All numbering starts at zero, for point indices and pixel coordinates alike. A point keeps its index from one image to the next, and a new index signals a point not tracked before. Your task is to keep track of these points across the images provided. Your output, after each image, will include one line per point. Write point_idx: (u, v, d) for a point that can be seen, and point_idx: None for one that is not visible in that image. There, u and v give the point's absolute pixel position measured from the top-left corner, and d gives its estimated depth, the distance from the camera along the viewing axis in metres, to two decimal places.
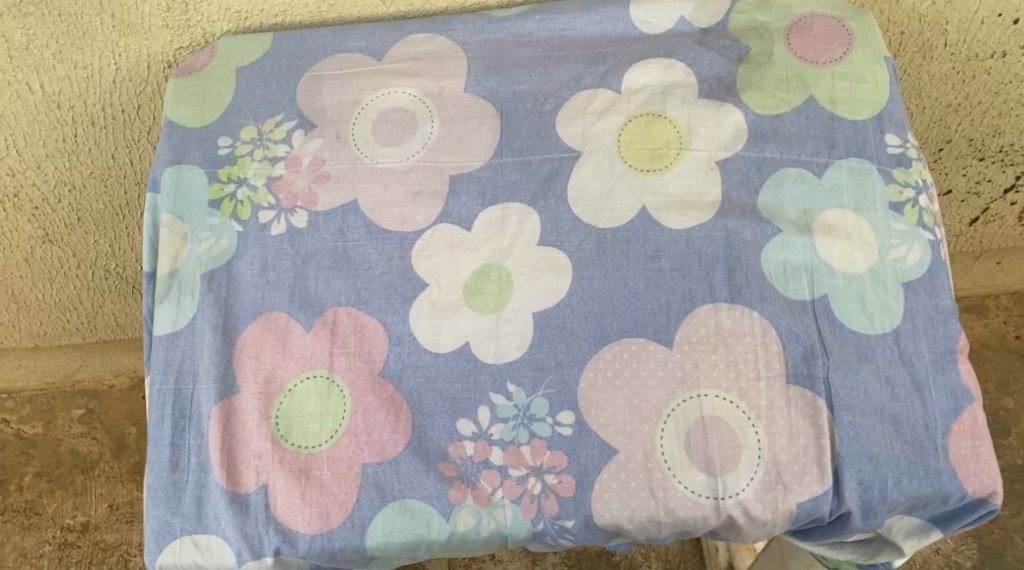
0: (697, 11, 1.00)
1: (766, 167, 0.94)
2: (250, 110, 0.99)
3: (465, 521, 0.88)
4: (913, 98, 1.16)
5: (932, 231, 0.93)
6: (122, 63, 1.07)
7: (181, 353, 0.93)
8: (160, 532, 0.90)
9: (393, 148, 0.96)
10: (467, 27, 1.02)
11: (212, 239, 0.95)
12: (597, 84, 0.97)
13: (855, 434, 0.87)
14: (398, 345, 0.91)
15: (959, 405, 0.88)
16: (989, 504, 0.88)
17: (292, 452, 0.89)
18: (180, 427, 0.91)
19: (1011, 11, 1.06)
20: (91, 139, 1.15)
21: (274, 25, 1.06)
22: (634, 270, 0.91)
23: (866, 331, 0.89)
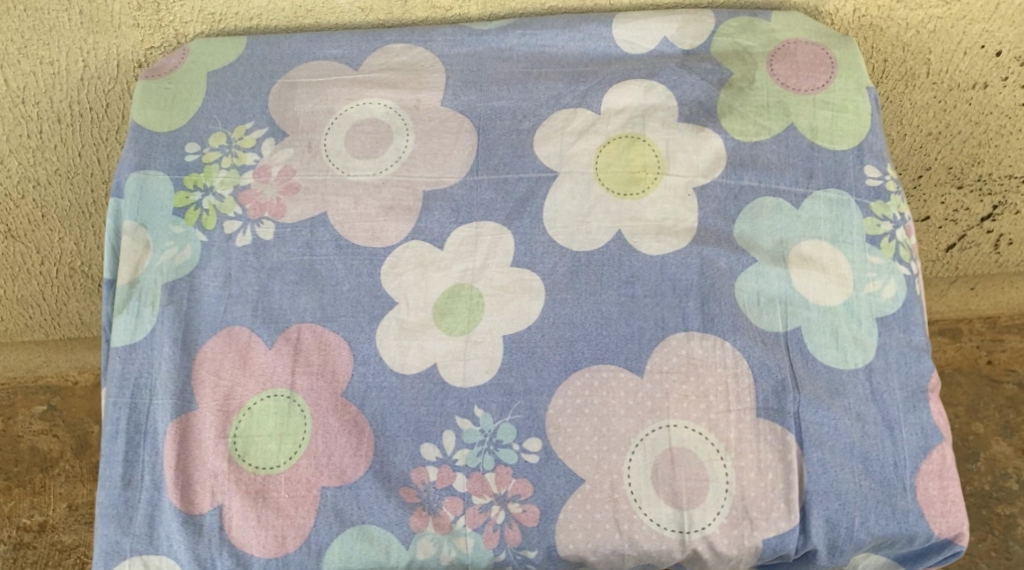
0: (680, 33, 0.99)
1: (744, 195, 0.92)
2: (221, 117, 0.97)
3: (426, 549, 0.87)
4: (894, 126, 1.15)
5: (908, 267, 0.92)
6: (90, 61, 1.04)
7: (138, 366, 0.90)
8: (108, 551, 0.88)
9: (365, 160, 0.94)
10: (446, 39, 1.00)
11: (175, 249, 0.92)
12: (577, 104, 0.96)
13: (824, 471, 0.86)
14: (364, 365, 0.89)
15: (929, 444, 0.88)
16: (955, 545, 0.88)
17: (249, 472, 0.87)
18: (135, 443, 0.89)
19: (995, 43, 1.05)
20: (57, 136, 1.12)
21: (248, 28, 1.03)
22: (608, 295, 0.89)
23: (839, 366, 0.88)
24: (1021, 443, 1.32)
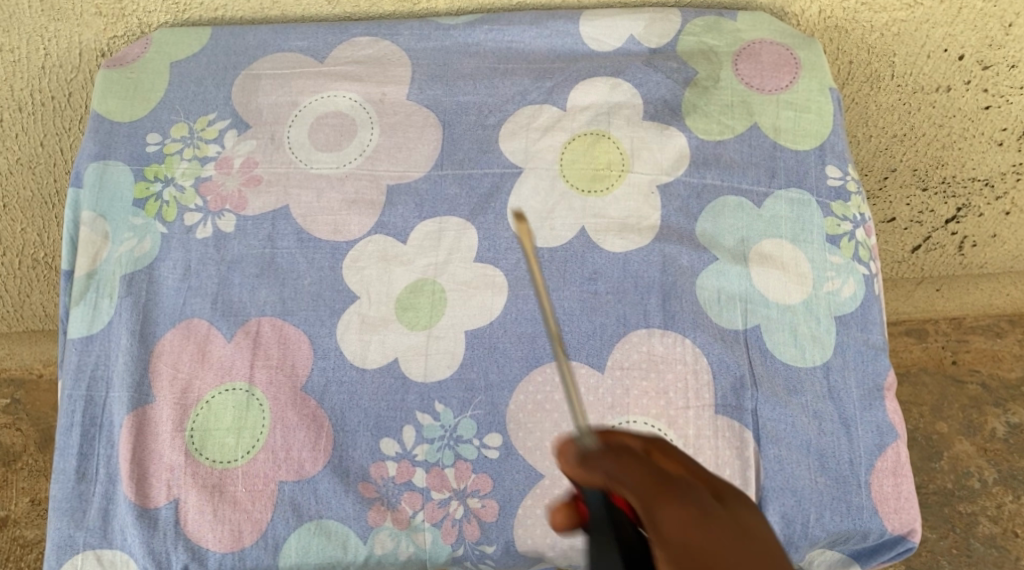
0: (646, 32, 0.99)
1: (706, 194, 0.93)
2: (183, 108, 0.96)
3: (384, 543, 0.87)
4: (859, 128, 1.16)
5: (867, 266, 0.93)
6: (52, 49, 1.03)
7: (95, 358, 0.90)
8: (62, 545, 0.87)
9: (329, 153, 0.94)
10: (413, 33, 0.99)
11: (134, 240, 0.92)
12: (542, 100, 0.95)
13: (780, 467, 0.87)
14: (324, 359, 0.88)
15: (885, 442, 0.89)
16: (908, 541, 0.89)
17: (206, 466, 0.87)
18: (90, 435, 0.89)
19: (958, 47, 1.06)
20: (18, 125, 1.10)
21: (213, 19, 1.02)
22: (570, 292, 0.90)
23: (798, 364, 0.89)
24: (983, 443, 1.32)
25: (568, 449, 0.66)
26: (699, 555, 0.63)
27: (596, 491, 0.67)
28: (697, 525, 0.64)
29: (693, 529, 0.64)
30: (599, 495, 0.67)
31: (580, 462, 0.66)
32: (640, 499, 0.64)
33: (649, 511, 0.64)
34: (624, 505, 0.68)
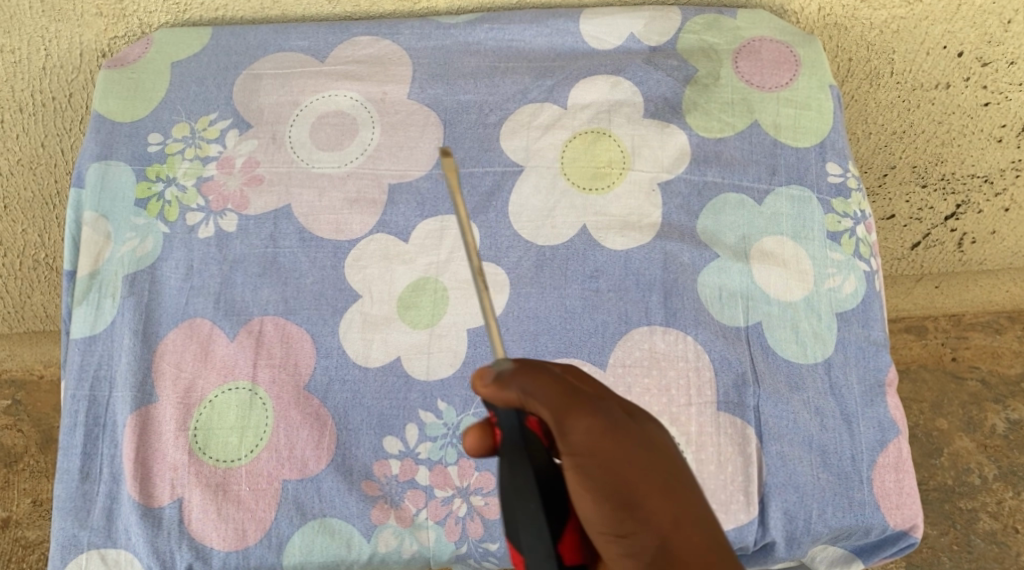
0: (647, 29, 0.98)
1: (707, 191, 0.93)
2: (184, 108, 0.96)
3: (388, 541, 0.87)
4: (859, 125, 1.16)
5: (868, 263, 0.93)
6: (52, 49, 1.03)
7: (98, 358, 0.90)
8: (66, 545, 0.87)
9: (330, 153, 0.94)
10: (413, 32, 0.99)
11: (137, 240, 0.92)
12: (543, 98, 0.95)
13: (782, 464, 0.87)
14: (327, 358, 0.89)
15: (886, 438, 0.89)
16: (910, 537, 0.89)
17: (210, 465, 0.87)
18: (93, 435, 0.89)
19: (957, 44, 1.06)
20: (19, 126, 1.09)
21: (214, 19, 1.03)
22: (572, 290, 0.90)
23: (799, 361, 0.89)
24: (983, 439, 1.32)
25: (486, 372, 0.71)
26: (602, 458, 0.73)
27: (510, 412, 0.72)
28: (602, 433, 0.73)
29: (598, 438, 0.73)
30: (513, 418, 0.72)
31: (499, 385, 0.71)
32: (552, 413, 0.72)
33: (560, 423, 0.72)
34: (533, 426, 0.73)
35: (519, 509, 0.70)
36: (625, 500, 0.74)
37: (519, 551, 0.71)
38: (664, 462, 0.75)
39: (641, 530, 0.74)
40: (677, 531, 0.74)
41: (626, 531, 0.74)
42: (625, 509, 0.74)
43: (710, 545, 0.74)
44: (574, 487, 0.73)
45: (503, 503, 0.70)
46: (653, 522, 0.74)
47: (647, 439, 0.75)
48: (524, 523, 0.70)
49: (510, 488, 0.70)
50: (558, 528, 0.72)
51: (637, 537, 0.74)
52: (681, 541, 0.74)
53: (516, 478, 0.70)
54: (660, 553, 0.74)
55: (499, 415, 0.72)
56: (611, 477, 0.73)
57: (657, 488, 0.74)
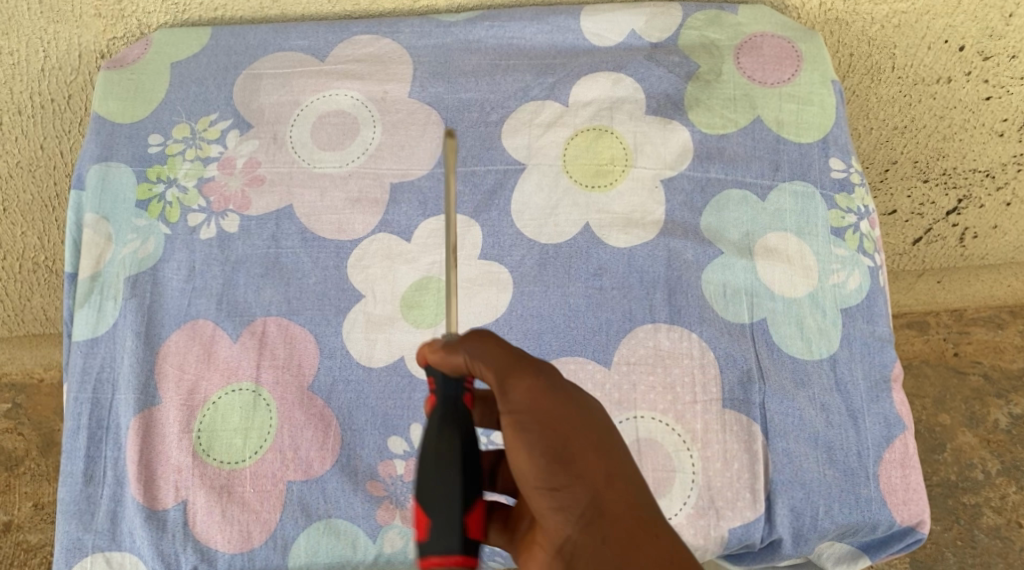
0: (648, 26, 0.98)
1: (710, 187, 0.93)
2: (184, 109, 0.96)
3: (393, 542, 0.87)
4: (860, 121, 1.15)
5: (872, 258, 0.93)
6: (51, 51, 1.02)
7: (100, 360, 0.90)
8: (70, 548, 0.87)
9: (332, 152, 0.93)
10: (414, 31, 0.98)
11: (138, 242, 0.92)
12: (545, 96, 0.95)
13: (789, 460, 0.86)
14: (330, 358, 0.88)
15: (891, 434, 0.88)
16: (917, 533, 0.88)
17: (214, 467, 0.86)
18: (96, 438, 0.88)
19: (958, 38, 1.06)
20: (18, 128, 1.08)
21: (213, 19, 1.02)
22: (575, 288, 0.90)
23: (805, 357, 0.89)
24: (986, 434, 1.31)
25: (437, 340, 0.75)
26: (541, 414, 0.73)
27: (456, 378, 0.74)
28: (544, 392, 0.73)
29: (540, 396, 0.73)
30: (455, 384, 0.74)
31: (446, 349, 0.74)
32: (494, 371, 0.73)
33: (501, 383, 0.73)
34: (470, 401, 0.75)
35: (437, 469, 0.71)
36: (560, 454, 0.72)
37: (426, 514, 0.70)
38: (603, 426, 0.74)
39: (576, 484, 0.72)
40: (609, 486, 0.72)
41: (560, 484, 0.72)
42: (561, 464, 0.72)
43: (639, 503, 0.72)
44: (511, 442, 0.73)
45: (421, 468, 0.71)
46: (587, 476, 0.72)
47: (589, 403, 0.74)
48: (438, 485, 0.70)
49: (432, 451, 0.71)
50: (471, 500, 0.71)
51: (571, 491, 0.72)
52: (612, 496, 0.72)
53: (438, 443, 0.72)
54: (591, 507, 0.72)
55: (439, 383, 0.74)
56: (548, 433, 0.73)
57: (591, 444, 0.73)
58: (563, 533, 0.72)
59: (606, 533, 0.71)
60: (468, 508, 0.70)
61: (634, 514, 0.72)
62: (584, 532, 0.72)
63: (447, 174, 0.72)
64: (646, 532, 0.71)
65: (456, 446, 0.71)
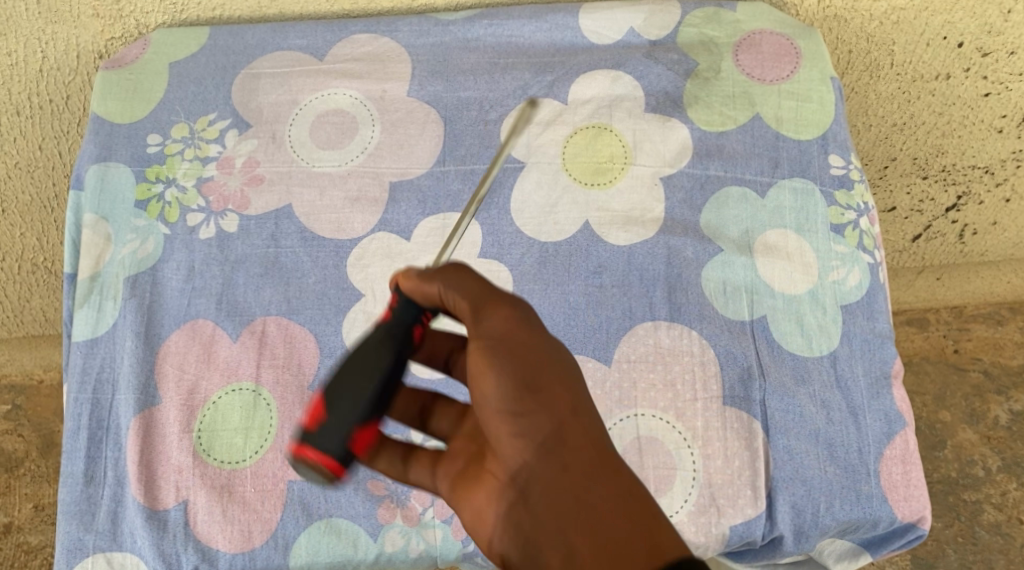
0: (646, 24, 0.98)
1: (710, 185, 0.93)
2: (183, 109, 0.95)
3: (394, 541, 0.86)
4: (859, 117, 1.15)
5: (872, 255, 0.92)
6: (49, 52, 1.02)
7: (100, 361, 0.90)
8: (71, 549, 0.86)
9: (331, 152, 0.94)
10: (412, 29, 0.98)
11: (137, 242, 0.92)
12: (544, 94, 0.95)
13: (790, 457, 0.86)
14: (330, 357, 0.88)
15: (892, 430, 0.88)
16: (918, 529, 0.88)
17: (215, 467, 0.86)
18: (97, 439, 0.88)
19: (957, 34, 1.06)
20: (16, 129, 1.08)
21: (211, 19, 1.02)
22: (575, 286, 0.90)
23: (805, 354, 0.89)
24: (987, 431, 1.31)
25: (413, 269, 0.76)
26: (512, 343, 0.72)
27: (427, 307, 0.76)
28: (518, 323, 0.72)
29: (514, 327, 0.72)
30: (416, 311, 0.76)
31: (422, 277, 0.75)
32: (469, 300, 0.73)
33: (475, 312, 0.73)
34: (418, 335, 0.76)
35: (356, 377, 0.74)
36: (528, 382, 0.71)
37: (325, 412, 0.73)
38: (571, 363, 0.73)
39: (538, 412, 0.71)
40: (573, 419, 0.72)
41: (524, 411, 0.71)
42: (528, 393, 0.71)
43: (600, 439, 0.72)
44: (478, 366, 0.72)
45: (345, 369, 0.74)
46: (551, 406, 0.71)
47: (559, 342, 0.74)
48: (349, 392, 0.73)
49: (360, 360, 0.74)
50: (370, 421, 0.74)
51: (534, 418, 0.71)
52: (575, 430, 0.71)
53: (371, 355, 0.74)
54: (553, 438, 0.71)
55: (400, 304, 0.76)
56: (517, 362, 0.72)
57: (559, 378, 0.72)
58: (520, 460, 0.72)
59: (566, 464, 0.71)
60: (364, 427, 0.73)
61: (594, 448, 0.71)
62: (542, 459, 0.71)
63: (508, 139, 0.81)
64: (605, 469, 0.71)
65: (384, 367, 0.74)
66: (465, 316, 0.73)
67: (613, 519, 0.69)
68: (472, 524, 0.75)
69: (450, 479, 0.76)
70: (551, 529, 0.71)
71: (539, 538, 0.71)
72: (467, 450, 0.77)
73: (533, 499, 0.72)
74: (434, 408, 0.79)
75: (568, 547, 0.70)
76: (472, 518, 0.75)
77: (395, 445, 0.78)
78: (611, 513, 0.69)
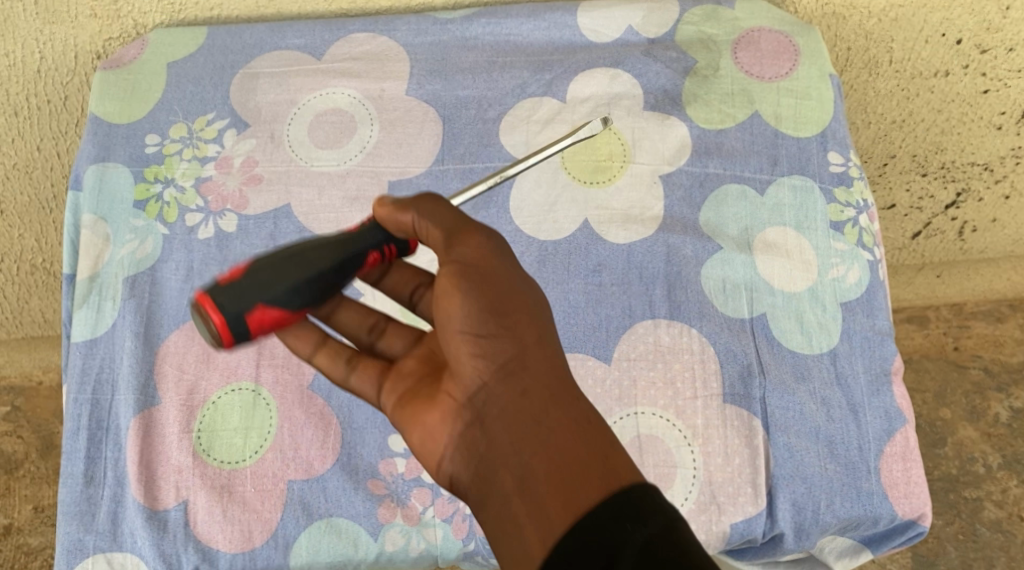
0: (645, 22, 0.98)
1: (709, 182, 0.92)
2: (181, 109, 0.95)
3: (395, 540, 0.86)
4: (858, 114, 1.15)
5: (872, 252, 0.92)
6: (47, 52, 1.02)
7: (99, 361, 0.89)
8: (72, 550, 0.86)
9: (329, 151, 0.93)
10: (410, 28, 0.98)
11: (136, 242, 0.91)
12: (543, 92, 0.95)
13: (790, 455, 0.86)
14: None
15: (892, 427, 0.88)
16: (918, 526, 0.88)
17: (214, 467, 0.86)
18: (96, 439, 0.88)
19: (955, 32, 1.06)
20: (14, 129, 1.07)
21: (209, 19, 1.02)
22: (575, 285, 0.90)
23: (805, 352, 0.89)
24: (987, 428, 1.30)
25: (388, 197, 0.77)
26: (480, 267, 0.73)
27: (398, 234, 0.77)
28: (490, 251, 0.74)
29: (486, 254, 0.74)
30: (380, 237, 0.77)
31: (396, 206, 0.76)
32: (442, 226, 0.74)
33: (448, 238, 0.74)
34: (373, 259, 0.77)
35: (292, 256, 0.74)
36: (495, 306, 0.72)
37: (245, 266, 0.73)
38: (540, 296, 0.75)
39: (503, 336, 0.72)
40: (537, 346, 0.73)
41: (488, 333, 0.72)
42: (493, 317, 0.72)
43: (561, 369, 0.73)
44: (444, 287, 0.73)
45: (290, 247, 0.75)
46: (516, 331, 0.72)
47: (529, 275, 0.75)
48: (276, 265, 0.73)
49: (306, 248, 0.75)
50: (279, 305, 0.73)
51: (498, 341, 0.72)
52: (537, 357, 0.72)
53: (317, 251, 0.75)
54: (516, 362, 0.72)
55: (368, 225, 0.77)
56: (484, 286, 0.73)
57: (527, 307, 0.73)
58: (478, 380, 0.73)
59: (526, 389, 0.72)
60: (267, 308, 0.72)
61: (556, 378, 0.72)
62: (501, 382, 0.72)
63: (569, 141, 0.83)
64: (565, 399, 0.71)
65: (320, 267, 0.74)
66: (437, 242, 0.75)
67: (569, 444, 0.69)
68: (421, 446, 0.75)
69: (398, 395, 0.77)
70: (505, 452, 0.71)
71: (493, 460, 0.72)
72: (419, 370, 0.77)
73: (489, 422, 0.72)
74: (386, 330, 0.80)
75: (521, 468, 0.70)
76: (421, 439, 0.75)
77: (343, 351, 0.79)
78: (568, 438, 0.70)
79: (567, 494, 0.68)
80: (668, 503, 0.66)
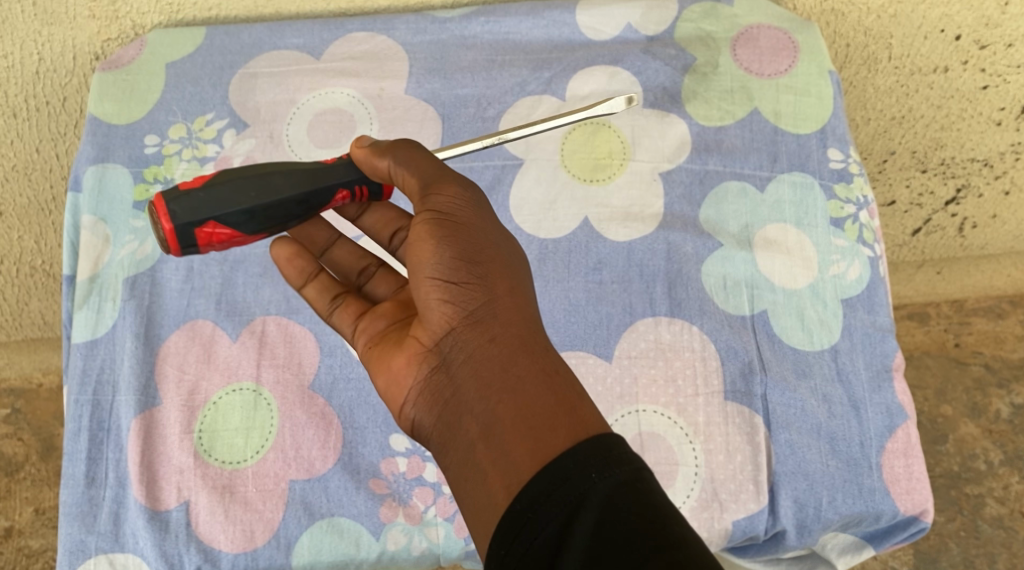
0: (644, 19, 0.97)
1: (709, 180, 0.92)
2: (180, 109, 0.95)
3: (396, 539, 0.86)
4: (858, 111, 1.15)
5: (872, 248, 0.92)
6: (46, 53, 1.02)
7: (100, 362, 0.89)
8: (73, 550, 0.86)
9: (329, 150, 0.94)
10: (409, 27, 0.98)
11: (136, 243, 0.92)
12: (542, 91, 0.95)
13: (791, 452, 0.86)
14: (331, 356, 0.89)
15: (894, 423, 0.88)
16: (921, 522, 0.87)
17: (216, 467, 0.86)
18: (98, 440, 0.88)
19: (954, 27, 1.06)
20: (12, 131, 1.07)
21: (208, 19, 1.02)
22: (575, 283, 0.90)
23: (805, 348, 0.89)
24: (989, 425, 1.30)
25: (368, 141, 0.78)
26: (455, 218, 0.74)
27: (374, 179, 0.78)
28: (468, 202, 0.75)
29: (463, 205, 0.74)
30: (355, 176, 0.78)
31: (376, 150, 0.77)
32: (420, 176, 0.75)
33: (426, 187, 0.75)
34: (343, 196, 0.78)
35: (255, 175, 0.75)
36: (468, 255, 0.73)
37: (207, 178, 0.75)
38: (514, 252, 0.75)
39: (474, 285, 0.73)
40: (509, 297, 0.73)
41: (459, 280, 0.73)
42: (466, 265, 0.73)
43: (531, 322, 0.73)
44: (419, 234, 0.74)
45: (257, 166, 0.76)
46: (488, 281, 0.73)
47: (507, 232, 0.76)
48: (235, 182, 0.75)
49: (271, 171, 0.76)
50: (229, 222, 0.74)
51: (470, 288, 0.73)
52: (507, 307, 0.73)
53: (281, 177, 0.76)
54: (486, 310, 0.72)
55: (344, 161, 0.78)
56: (458, 236, 0.73)
57: (501, 259, 0.74)
58: (446, 326, 0.73)
59: (494, 337, 0.72)
60: (217, 225, 0.74)
61: (526, 328, 0.72)
62: (470, 329, 0.72)
63: (563, 115, 0.83)
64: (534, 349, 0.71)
65: (281, 194, 0.75)
66: (414, 192, 0.76)
67: (536, 392, 0.69)
68: (387, 390, 0.76)
69: (369, 338, 0.78)
70: (470, 398, 0.71)
71: (457, 406, 0.72)
72: (392, 314, 0.79)
73: (455, 367, 0.72)
74: (376, 274, 0.83)
75: (486, 415, 0.70)
76: (388, 383, 0.75)
77: (331, 289, 0.81)
78: (535, 386, 0.69)
79: (531, 441, 0.67)
80: (633, 452, 0.66)
